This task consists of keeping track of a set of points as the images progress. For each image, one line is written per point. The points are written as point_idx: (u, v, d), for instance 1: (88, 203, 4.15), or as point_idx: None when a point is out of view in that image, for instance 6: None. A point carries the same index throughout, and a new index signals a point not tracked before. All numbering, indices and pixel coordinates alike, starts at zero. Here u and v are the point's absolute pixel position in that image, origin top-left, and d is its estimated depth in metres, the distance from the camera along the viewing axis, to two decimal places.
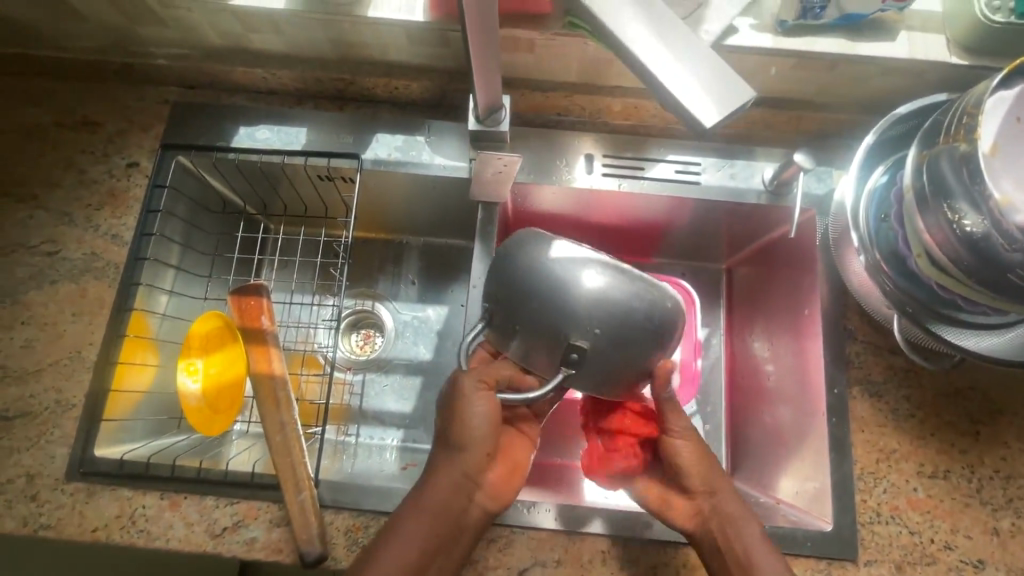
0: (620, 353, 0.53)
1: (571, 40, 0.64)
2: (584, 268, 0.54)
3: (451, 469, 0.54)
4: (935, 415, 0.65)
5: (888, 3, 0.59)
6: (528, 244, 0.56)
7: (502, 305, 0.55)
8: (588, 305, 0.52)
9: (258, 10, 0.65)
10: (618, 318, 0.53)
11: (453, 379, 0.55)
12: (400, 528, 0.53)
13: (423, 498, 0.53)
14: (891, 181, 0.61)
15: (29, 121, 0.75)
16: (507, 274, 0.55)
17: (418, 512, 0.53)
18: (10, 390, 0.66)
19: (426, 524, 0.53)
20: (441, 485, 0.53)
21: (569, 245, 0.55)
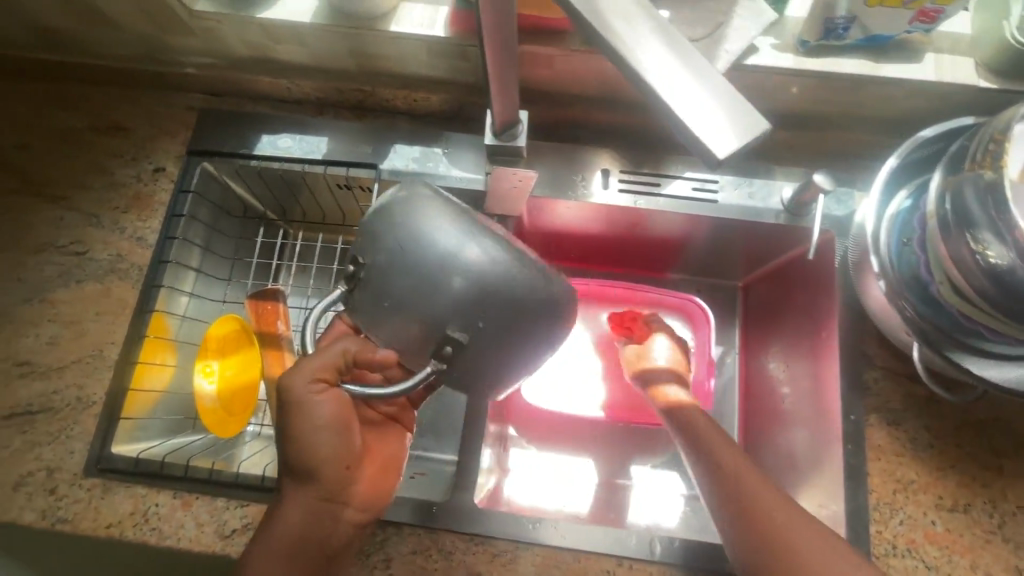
0: (497, 355, 0.47)
1: (590, 56, 0.64)
2: (474, 244, 0.46)
3: (300, 489, 0.52)
4: (957, 446, 0.63)
5: (914, 24, 0.58)
6: (413, 203, 0.48)
7: (377, 268, 0.47)
8: (472, 289, 0.45)
9: (283, 23, 0.66)
10: (503, 312, 0.46)
11: (288, 381, 0.50)
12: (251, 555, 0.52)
13: (276, 521, 0.52)
14: (915, 206, 0.60)
15: (63, 125, 0.78)
16: (386, 235, 0.48)
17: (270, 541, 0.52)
18: (35, 386, 0.68)
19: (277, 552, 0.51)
20: (295, 512, 0.52)
21: (451, 215, 0.48)
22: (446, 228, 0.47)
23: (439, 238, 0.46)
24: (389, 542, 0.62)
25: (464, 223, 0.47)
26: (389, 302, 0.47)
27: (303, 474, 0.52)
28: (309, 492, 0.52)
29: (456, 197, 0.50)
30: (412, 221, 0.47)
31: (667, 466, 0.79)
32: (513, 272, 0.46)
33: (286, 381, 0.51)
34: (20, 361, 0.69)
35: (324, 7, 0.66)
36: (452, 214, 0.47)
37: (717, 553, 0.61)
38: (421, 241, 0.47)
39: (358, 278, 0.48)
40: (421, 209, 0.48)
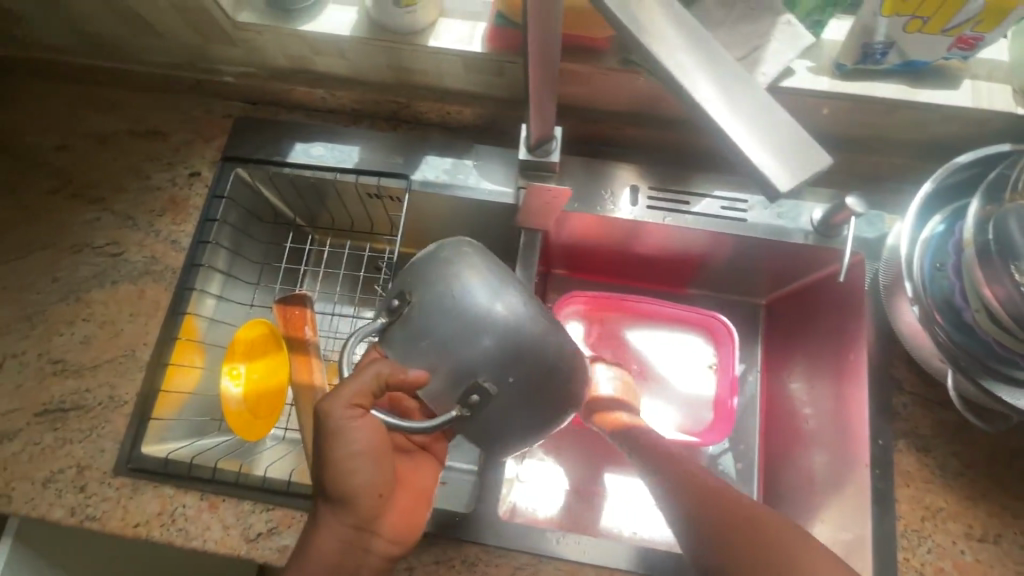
0: (517, 407, 0.50)
1: (625, 75, 0.65)
2: (514, 304, 0.49)
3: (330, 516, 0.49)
4: (987, 475, 0.62)
5: (952, 51, 0.59)
6: (455, 257, 0.51)
7: (419, 312, 0.50)
8: (502, 346, 0.49)
9: (324, 36, 0.68)
10: (528, 370, 0.49)
11: (322, 408, 0.48)
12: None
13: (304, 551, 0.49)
14: (948, 231, 0.59)
15: (103, 128, 0.80)
16: (429, 286, 0.50)
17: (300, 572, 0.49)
18: (69, 383, 0.69)
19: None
20: (328, 544, 0.49)
21: (495, 270, 0.51)
22: (484, 285, 0.50)
23: (477, 294, 0.49)
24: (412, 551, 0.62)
25: (500, 282, 0.50)
26: (424, 346, 0.49)
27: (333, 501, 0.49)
28: (339, 521, 0.49)
29: (493, 255, 0.52)
30: (454, 274, 0.50)
31: None
32: (540, 334, 0.49)
33: (322, 406, 0.48)
34: (54, 359, 0.70)
35: (364, 21, 0.67)
36: (490, 271, 0.50)
37: None
38: (460, 294, 0.49)
39: (398, 318, 0.50)
40: (463, 264, 0.50)
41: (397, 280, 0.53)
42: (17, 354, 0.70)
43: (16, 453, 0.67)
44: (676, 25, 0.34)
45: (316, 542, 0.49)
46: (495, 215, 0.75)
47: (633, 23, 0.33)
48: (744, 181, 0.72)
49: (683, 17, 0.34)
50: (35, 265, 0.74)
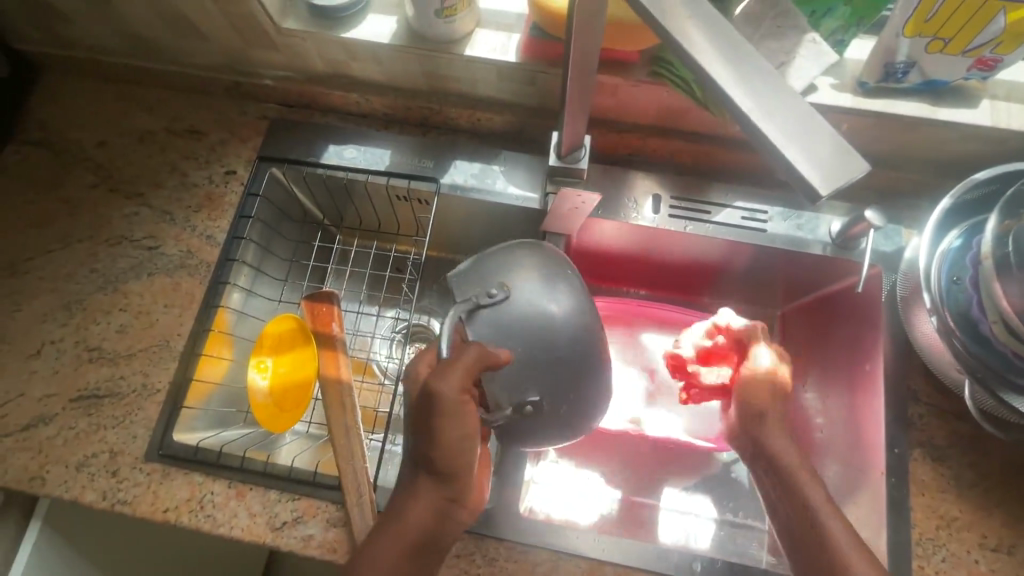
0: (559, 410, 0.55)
1: (653, 88, 0.68)
2: (588, 329, 0.56)
3: (429, 485, 0.50)
4: (1001, 486, 0.63)
5: (972, 72, 0.61)
6: (530, 258, 0.57)
7: (511, 312, 0.54)
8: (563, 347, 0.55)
9: (364, 43, 0.71)
10: (575, 373, 0.55)
11: (433, 386, 0.48)
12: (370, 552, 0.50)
13: (398, 516, 0.50)
14: (965, 245, 0.61)
15: (143, 126, 0.83)
16: (513, 282, 0.55)
17: (390, 536, 0.50)
18: (104, 370, 0.71)
19: (400, 547, 0.50)
20: (423, 516, 0.50)
21: (580, 296, 0.57)
22: (553, 286, 0.56)
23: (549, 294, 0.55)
24: None
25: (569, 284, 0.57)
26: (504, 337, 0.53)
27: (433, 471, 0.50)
28: (434, 489, 0.50)
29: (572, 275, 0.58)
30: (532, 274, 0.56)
31: (698, 490, 0.77)
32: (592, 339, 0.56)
33: (431, 386, 0.48)
34: (90, 347, 0.72)
35: (403, 30, 0.70)
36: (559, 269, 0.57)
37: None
38: (535, 294, 0.55)
39: (487, 308, 0.54)
40: (539, 265, 0.57)
41: (486, 274, 0.56)
42: (56, 340, 0.73)
43: (51, 437, 0.68)
44: (721, 41, 0.36)
45: (410, 511, 0.50)
46: (521, 218, 0.77)
47: (676, 32, 0.36)
48: (764, 193, 0.74)
49: (729, 35, 0.37)
50: (74, 256, 0.76)
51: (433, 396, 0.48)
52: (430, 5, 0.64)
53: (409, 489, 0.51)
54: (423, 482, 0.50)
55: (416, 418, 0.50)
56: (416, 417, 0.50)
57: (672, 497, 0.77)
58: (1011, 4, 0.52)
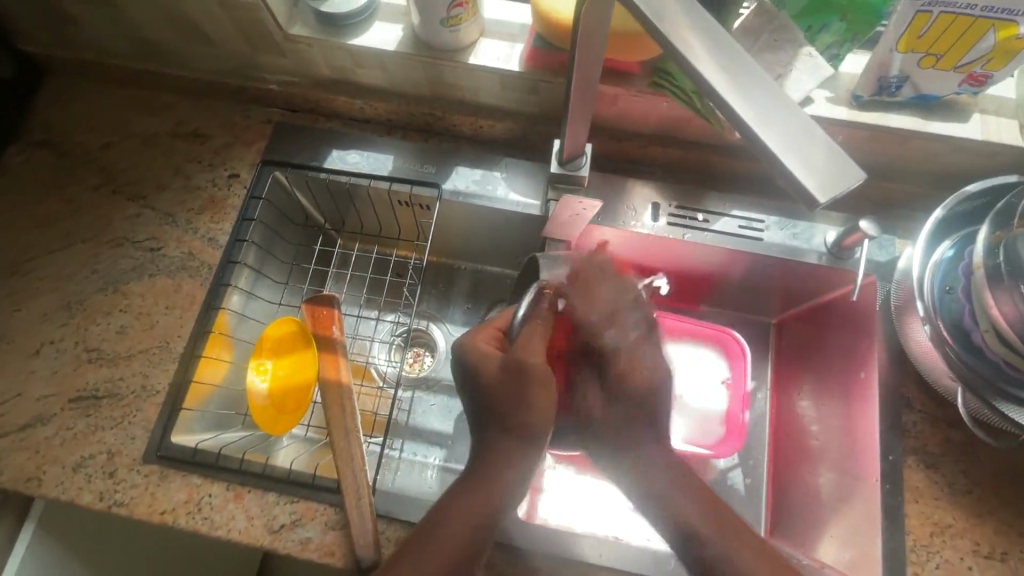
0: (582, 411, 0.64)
1: (654, 98, 0.69)
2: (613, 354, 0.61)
3: (517, 448, 0.50)
4: (994, 493, 0.64)
5: (963, 87, 0.63)
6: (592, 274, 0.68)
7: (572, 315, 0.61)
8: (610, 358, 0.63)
9: (370, 50, 0.72)
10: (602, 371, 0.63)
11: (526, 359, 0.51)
12: (449, 517, 0.49)
13: (481, 480, 0.50)
14: (958, 255, 0.62)
15: (148, 128, 0.83)
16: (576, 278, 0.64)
17: (470, 502, 0.49)
18: (103, 371, 0.71)
19: (483, 510, 0.49)
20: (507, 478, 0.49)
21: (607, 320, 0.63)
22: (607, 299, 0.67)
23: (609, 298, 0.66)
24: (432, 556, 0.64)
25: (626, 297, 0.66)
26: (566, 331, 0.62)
27: (524, 431, 0.50)
28: (521, 454, 0.50)
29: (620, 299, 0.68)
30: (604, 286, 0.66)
31: None
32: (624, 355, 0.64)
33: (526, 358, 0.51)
34: (90, 347, 0.72)
35: (408, 38, 0.72)
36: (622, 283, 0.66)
37: None
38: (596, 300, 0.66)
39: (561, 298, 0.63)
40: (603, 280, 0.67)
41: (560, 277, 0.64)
42: (55, 341, 0.72)
43: (49, 438, 0.68)
44: (722, 53, 0.37)
45: (500, 474, 0.49)
46: (522, 224, 0.78)
47: (676, 40, 0.37)
48: (761, 202, 0.76)
49: (730, 47, 0.38)
50: (75, 257, 0.77)
51: (525, 364, 0.51)
52: (436, 15, 0.65)
53: (490, 454, 0.50)
54: (506, 444, 0.50)
55: (502, 386, 0.51)
56: (503, 383, 0.51)
57: None
58: (1000, 22, 0.54)
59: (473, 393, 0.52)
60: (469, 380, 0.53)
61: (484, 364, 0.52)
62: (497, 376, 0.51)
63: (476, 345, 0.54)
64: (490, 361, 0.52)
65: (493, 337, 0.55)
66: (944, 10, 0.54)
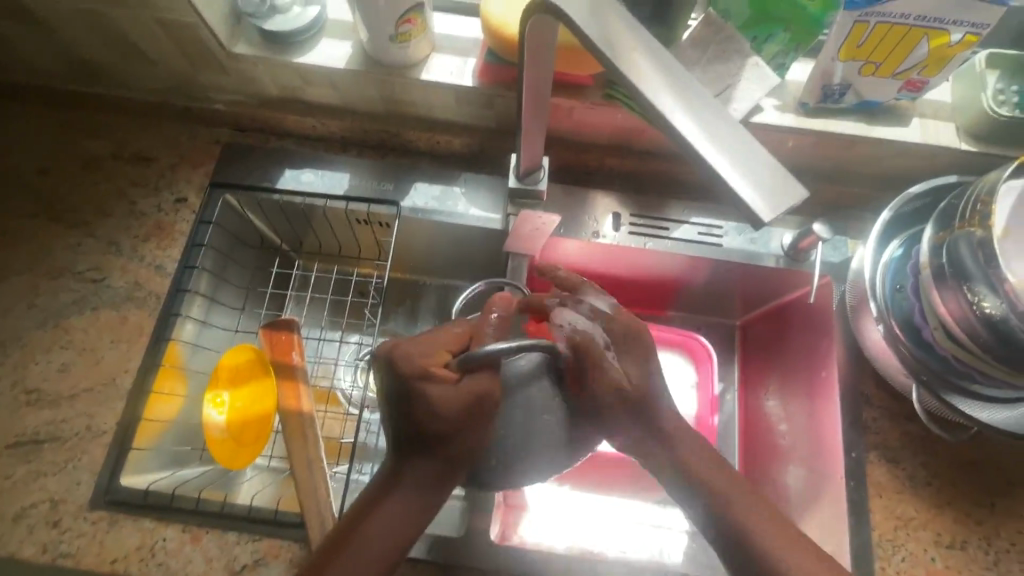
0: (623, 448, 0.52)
1: (609, 109, 0.70)
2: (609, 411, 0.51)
3: (448, 468, 0.47)
4: (952, 484, 0.66)
5: (902, 92, 0.65)
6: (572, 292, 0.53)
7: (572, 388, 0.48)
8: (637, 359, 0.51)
9: (319, 68, 0.70)
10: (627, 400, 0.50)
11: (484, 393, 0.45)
12: (371, 528, 0.47)
13: (405, 491, 0.47)
14: (905, 255, 0.64)
15: (87, 152, 0.79)
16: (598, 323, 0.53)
17: (399, 507, 0.47)
18: (44, 414, 0.67)
19: (405, 525, 0.47)
20: (425, 494, 0.47)
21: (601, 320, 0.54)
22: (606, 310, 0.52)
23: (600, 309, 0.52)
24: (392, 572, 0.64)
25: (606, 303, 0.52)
26: (545, 420, 0.47)
27: (459, 456, 0.46)
28: (449, 477, 0.47)
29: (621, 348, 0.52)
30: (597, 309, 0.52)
31: (671, 503, 0.78)
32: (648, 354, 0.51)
33: (477, 386, 0.45)
34: (29, 388, 0.68)
35: (359, 54, 0.70)
36: None
37: None
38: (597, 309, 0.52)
39: (549, 383, 0.48)
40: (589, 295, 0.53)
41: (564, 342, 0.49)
42: None
43: None
44: (663, 71, 0.38)
45: (423, 488, 0.47)
46: (484, 238, 0.77)
47: (623, 64, 0.38)
48: (718, 209, 0.77)
49: (671, 66, 0.38)
50: (11, 292, 0.72)
51: (479, 394, 0.45)
52: (385, 31, 0.64)
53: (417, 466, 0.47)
54: (433, 463, 0.47)
55: (448, 415, 0.45)
56: (458, 415, 0.45)
57: (647, 511, 0.77)
58: (932, 32, 0.56)
59: (415, 418, 0.46)
60: (408, 402, 0.46)
61: (428, 391, 0.45)
62: (449, 410, 0.45)
63: (417, 365, 0.45)
64: (440, 392, 0.45)
65: (444, 358, 0.46)
66: (880, 20, 0.56)
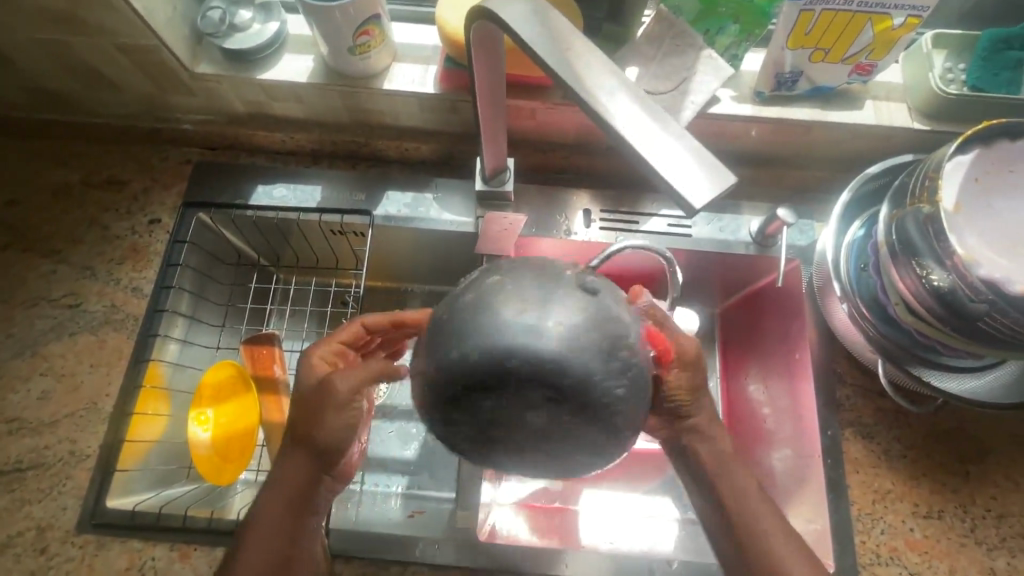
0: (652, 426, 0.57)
1: (570, 108, 0.71)
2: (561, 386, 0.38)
3: (311, 470, 0.52)
4: (927, 456, 0.67)
5: (853, 76, 0.66)
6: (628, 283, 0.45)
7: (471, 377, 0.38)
8: (502, 371, 0.37)
9: (283, 83, 0.71)
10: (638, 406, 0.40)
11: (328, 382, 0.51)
12: (253, 537, 0.51)
13: (277, 501, 0.52)
14: (867, 235, 0.66)
15: (58, 180, 0.79)
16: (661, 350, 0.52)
17: (280, 483, 0.52)
18: (26, 442, 0.67)
19: (282, 504, 0.52)
20: (289, 474, 0.52)
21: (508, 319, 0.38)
22: (596, 300, 0.40)
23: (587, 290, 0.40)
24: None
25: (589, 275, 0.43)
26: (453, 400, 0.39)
27: (317, 458, 0.52)
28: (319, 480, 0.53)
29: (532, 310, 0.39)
30: (507, 290, 0.40)
31: (659, 492, 0.79)
32: (597, 369, 0.38)
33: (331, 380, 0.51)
34: (9, 418, 0.68)
35: (320, 68, 0.71)
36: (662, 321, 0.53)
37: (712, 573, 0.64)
38: (595, 298, 0.40)
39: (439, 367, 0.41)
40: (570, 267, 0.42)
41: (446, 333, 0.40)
42: None
43: None
44: (601, 71, 0.39)
45: (292, 468, 0.52)
46: (458, 242, 0.78)
47: (562, 68, 0.39)
48: None
49: (608, 65, 0.39)
50: None
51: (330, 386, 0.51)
52: (344, 44, 0.65)
53: (281, 474, 0.52)
54: (297, 452, 0.52)
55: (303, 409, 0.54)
56: (310, 401, 0.52)
57: (637, 502, 0.78)
58: (876, 16, 0.58)
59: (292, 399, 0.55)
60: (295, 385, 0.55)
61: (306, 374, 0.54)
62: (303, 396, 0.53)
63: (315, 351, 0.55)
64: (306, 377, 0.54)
65: (336, 353, 0.56)
66: (824, 8, 0.58)
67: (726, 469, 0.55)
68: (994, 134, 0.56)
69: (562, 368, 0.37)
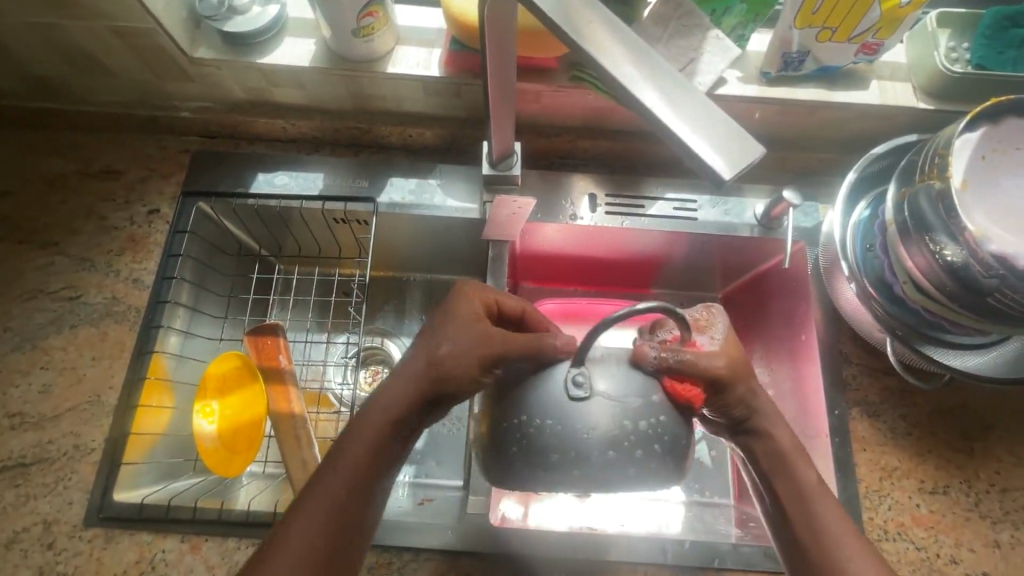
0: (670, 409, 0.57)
1: (575, 91, 0.71)
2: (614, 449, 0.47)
3: (403, 422, 0.50)
4: (933, 433, 0.68)
5: (859, 56, 0.66)
6: (615, 351, 0.51)
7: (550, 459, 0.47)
8: (555, 466, 0.47)
9: (285, 67, 0.70)
10: (678, 449, 0.48)
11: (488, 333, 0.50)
12: (318, 492, 0.48)
13: (354, 451, 0.49)
14: (873, 214, 0.66)
15: (52, 171, 0.77)
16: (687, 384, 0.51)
17: (373, 415, 0.50)
18: (29, 437, 0.66)
19: (371, 442, 0.49)
20: (385, 410, 0.50)
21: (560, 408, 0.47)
22: (607, 390, 0.48)
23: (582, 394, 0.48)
24: (396, 563, 0.64)
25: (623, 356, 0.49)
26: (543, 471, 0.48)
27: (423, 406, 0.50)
28: (398, 439, 0.50)
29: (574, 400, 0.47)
30: (525, 421, 0.48)
31: None
32: (638, 422, 0.47)
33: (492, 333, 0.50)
34: (11, 413, 0.67)
35: (322, 51, 0.70)
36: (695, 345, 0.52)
37: (723, 552, 0.65)
38: (589, 405, 0.47)
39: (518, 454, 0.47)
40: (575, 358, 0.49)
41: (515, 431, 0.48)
42: None
43: None
44: (623, 43, 0.38)
45: (393, 397, 0.50)
46: (463, 229, 0.77)
47: (583, 40, 0.38)
48: (691, 183, 0.78)
49: (631, 38, 0.39)
50: None
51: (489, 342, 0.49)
52: (347, 26, 0.63)
53: (371, 412, 0.50)
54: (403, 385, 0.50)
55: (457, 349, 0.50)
56: (463, 344, 0.49)
57: None
58: None
59: (427, 333, 0.52)
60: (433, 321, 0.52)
61: (458, 307, 0.52)
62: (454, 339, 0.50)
63: (473, 294, 0.53)
64: (460, 322, 0.51)
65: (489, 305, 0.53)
66: None
67: (764, 451, 0.53)
68: (1002, 111, 0.57)
69: (590, 462, 0.47)
